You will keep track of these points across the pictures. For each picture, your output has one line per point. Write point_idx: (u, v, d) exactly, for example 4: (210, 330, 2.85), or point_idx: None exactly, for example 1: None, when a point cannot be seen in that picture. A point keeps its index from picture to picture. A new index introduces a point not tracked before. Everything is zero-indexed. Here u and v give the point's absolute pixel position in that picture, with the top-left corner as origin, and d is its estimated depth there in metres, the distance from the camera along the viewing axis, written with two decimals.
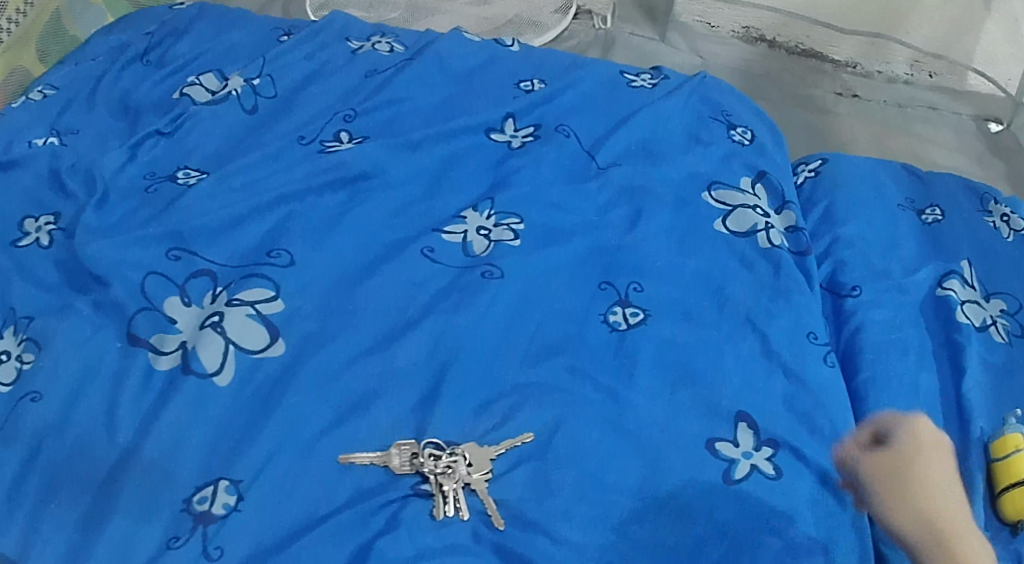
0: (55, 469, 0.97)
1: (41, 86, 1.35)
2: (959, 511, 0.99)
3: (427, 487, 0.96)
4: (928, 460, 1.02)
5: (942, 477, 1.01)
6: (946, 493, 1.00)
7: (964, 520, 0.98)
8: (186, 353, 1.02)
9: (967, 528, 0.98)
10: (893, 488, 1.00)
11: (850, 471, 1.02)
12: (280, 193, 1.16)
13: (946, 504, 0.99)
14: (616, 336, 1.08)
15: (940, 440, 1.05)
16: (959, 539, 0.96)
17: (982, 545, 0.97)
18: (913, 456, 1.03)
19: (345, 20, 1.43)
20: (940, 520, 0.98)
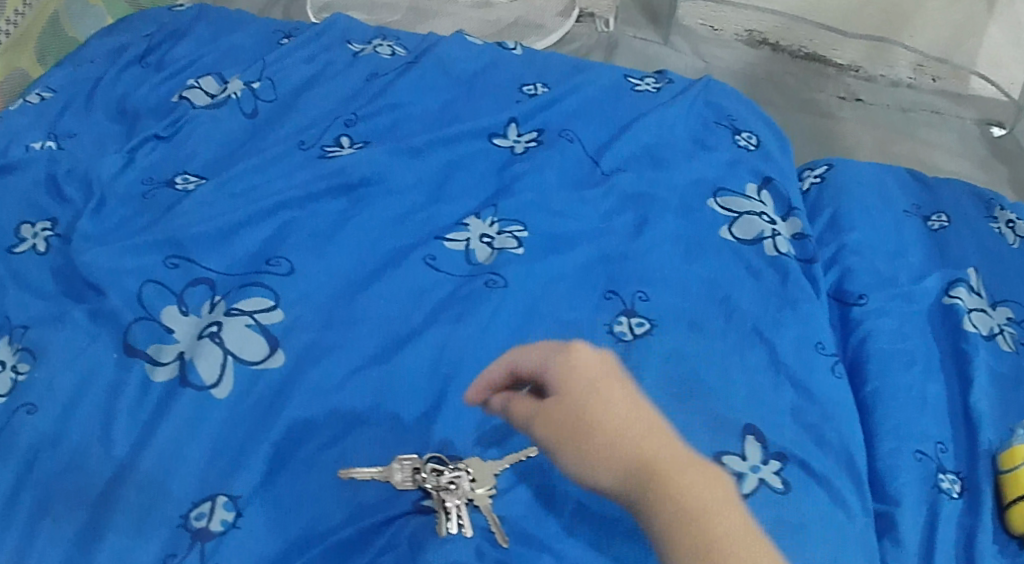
0: (50, 483, 0.94)
1: (38, 88, 1.32)
2: (660, 448, 0.87)
3: (429, 503, 0.93)
4: (601, 400, 0.91)
5: (647, 420, 0.90)
6: (631, 433, 0.88)
7: (672, 464, 0.86)
8: (184, 364, 1.00)
9: (676, 469, 0.86)
10: (581, 426, 0.90)
11: (558, 407, 0.92)
12: (279, 199, 1.14)
13: (642, 434, 0.88)
14: (622, 347, 1.06)
15: (593, 376, 0.93)
16: (677, 471, 0.85)
17: (702, 489, 0.84)
18: (585, 391, 0.92)
19: (346, 23, 1.41)
20: (637, 453, 0.87)
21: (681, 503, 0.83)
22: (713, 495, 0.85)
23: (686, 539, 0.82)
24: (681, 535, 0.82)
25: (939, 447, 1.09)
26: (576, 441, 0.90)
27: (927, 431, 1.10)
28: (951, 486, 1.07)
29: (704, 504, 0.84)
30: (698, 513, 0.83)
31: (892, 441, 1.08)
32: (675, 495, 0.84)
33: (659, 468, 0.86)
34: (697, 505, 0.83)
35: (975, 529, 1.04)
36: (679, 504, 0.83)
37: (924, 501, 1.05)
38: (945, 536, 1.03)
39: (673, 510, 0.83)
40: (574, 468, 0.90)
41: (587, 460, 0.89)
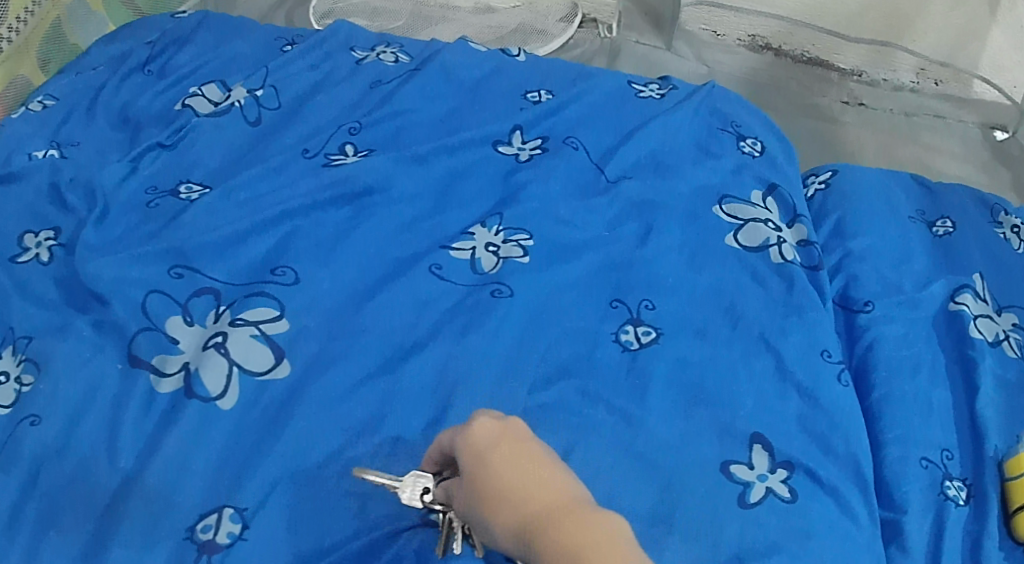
0: (54, 495, 0.94)
1: (41, 96, 1.32)
2: (541, 515, 0.78)
3: (435, 516, 0.92)
4: (489, 470, 0.81)
5: (531, 480, 0.80)
6: (518, 501, 0.79)
7: (549, 531, 0.77)
8: (189, 375, 0.99)
9: (558, 537, 0.76)
10: (476, 506, 0.82)
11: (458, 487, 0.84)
12: (284, 208, 1.14)
13: (524, 496, 0.79)
14: (628, 355, 1.06)
15: (472, 443, 0.83)
16: (553, 527, 0.77)
17: (580, 557, 0.75)
18: (468, 470, 0.83)
19: (349, 31, 1.41)
20: (527, 514, 0.79)
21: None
22: (599, 554, 0.75)
23: None
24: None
25: (945, 454, 1.09)
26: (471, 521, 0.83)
27: (932, 438, 1.09)
28: (958, 493, 1.06)
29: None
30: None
31: (898, 449, 1.08)
32: (565, 552, 0.75)
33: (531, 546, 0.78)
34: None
35: (982, 536, 1.04)
36: (568, 555, 0.75)
37: (932, 508, 1.05)
38: (952, 543, 1.03)
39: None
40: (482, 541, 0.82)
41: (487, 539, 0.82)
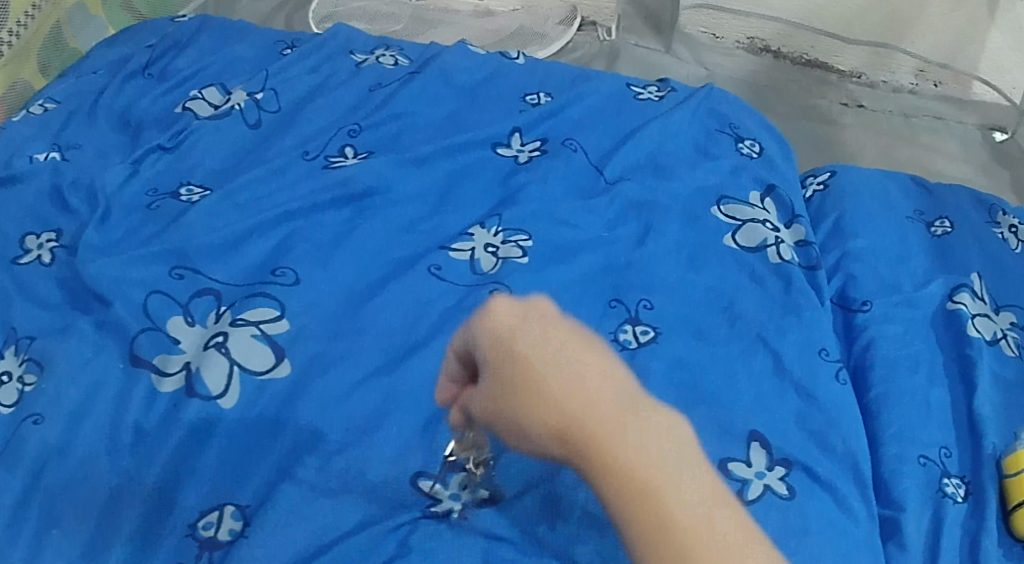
0: (58, 494, 0.94)
1: (42, 99, 1.33)
2: (603, 418, 0.78)
3: (438, 509, 0.94)
4: (531, 369, 0.79)
5: (584, 382, 0.79)
6: (574, 402, 0.79)
7: (615, 443, 0.78)
8: (190, 374, 1.00)
9: (626, 447, 0.77)
10: (516, 408, 0.80)
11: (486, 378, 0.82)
12: (285, 210, 1.15)
13: (573, 396, 0.79)
14: (627, 354, 1.06)
15: (506, 339, 0.80)
16: (609, 438, 0.78)
17: (654, 469, 0.77)
18: (504, 370, 0.80)
19: (348, 34, 1.42)
20: (574, 415, 0.79)
21: (632, 492, 0.77)
22: (657, 473, 0.77)
23: (628, 504, 0.77)
24: (630, 506, 0.77)
25: (944, 452, 1.09)
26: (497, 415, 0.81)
27: (930, 435, 1.10)
28: (955, 490, 1.07)
29: (662, 485, 0.77)
30: (647, 497, 0.77)
31: (896, 446, 1.08)
32: (621, 469, 0.77)
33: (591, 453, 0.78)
34: (647, 486, 0.77)
35: (979, 532, 1.04)
36: (626, 473, 0.77)
37: (929, 505, 1.05)
38: (950, 540, 1.03)
39: (629, 506, 0.77)
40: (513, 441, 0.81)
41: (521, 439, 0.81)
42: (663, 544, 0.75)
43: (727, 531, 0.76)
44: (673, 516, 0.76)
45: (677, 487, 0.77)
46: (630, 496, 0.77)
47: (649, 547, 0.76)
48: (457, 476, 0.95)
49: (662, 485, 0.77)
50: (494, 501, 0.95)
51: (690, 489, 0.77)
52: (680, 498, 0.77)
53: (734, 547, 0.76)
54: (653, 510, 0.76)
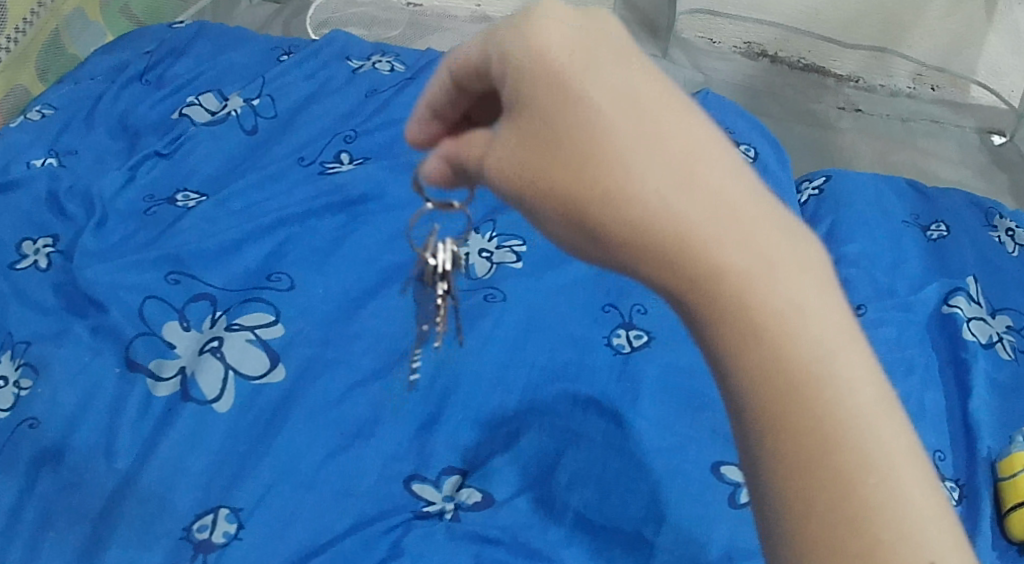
0: (54, 497, 0.94)
1: (40, 105, 1.34)
2: (683, 203, 0.61)
3: (431, 508, 0.94)
4: (592, 118, 0.64)
5: (663, 137, 0.63)
6: (647, 171, 0.62)
7: (701, 224, 0.61)
8: (186, 379, 1.01)
9: (718, 229, 0.61)
10: (579, 179, 0.64)
11: (525, 139, 0.66)
12: (280, 215, 1.17)
13: (667, 186, 0.62)
14: (620, 358, 1.05)
15: (562, 80, 0.64)
16: (714, 249, 0.61)
17: (760, 271, 0.60)
18: (555, 122, 0.65)
19: (344, 40, 1.48)
20: (669, 214, 0.62)
21: (727, 296, 0.60)
22: (777, 305, 0.60)
23: (731, 337, 0.61)
24: (734, 336, 0.61)
25: (939, 455, 1.09)
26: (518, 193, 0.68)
27: (926, 439, 1.09)
28: (951, 492, 1.06)
29: (769, 291, 0.60)
30: (751, 304, 0.60)
31: None
32: (725, 290, 0.61)
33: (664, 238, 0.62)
34: (753, 288, 0.60)
35: (975, 534, 1.03)
36: (732, 294, 0.61)
37: None
38: None
39: (720, 316, 0.61)
40: (542, 221, 0.67)
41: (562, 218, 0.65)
42: (770, 389, 0.59)
43: (857, 371, 0.59)
44: (791, 333, 0.60)
45: (791, 293, 0.60)
46: (718, 299, 0.61)
47: (751, 382, 0.60)
48: (451, 478, 0.96)
49: (768, 290, 0.60)
50: (487, 504, 0.95)
51: (810, 296, 0.60)
52: (797, 315, 0.60)
53: (866, 389, 0.59)
54: (756, 323, 0.60)
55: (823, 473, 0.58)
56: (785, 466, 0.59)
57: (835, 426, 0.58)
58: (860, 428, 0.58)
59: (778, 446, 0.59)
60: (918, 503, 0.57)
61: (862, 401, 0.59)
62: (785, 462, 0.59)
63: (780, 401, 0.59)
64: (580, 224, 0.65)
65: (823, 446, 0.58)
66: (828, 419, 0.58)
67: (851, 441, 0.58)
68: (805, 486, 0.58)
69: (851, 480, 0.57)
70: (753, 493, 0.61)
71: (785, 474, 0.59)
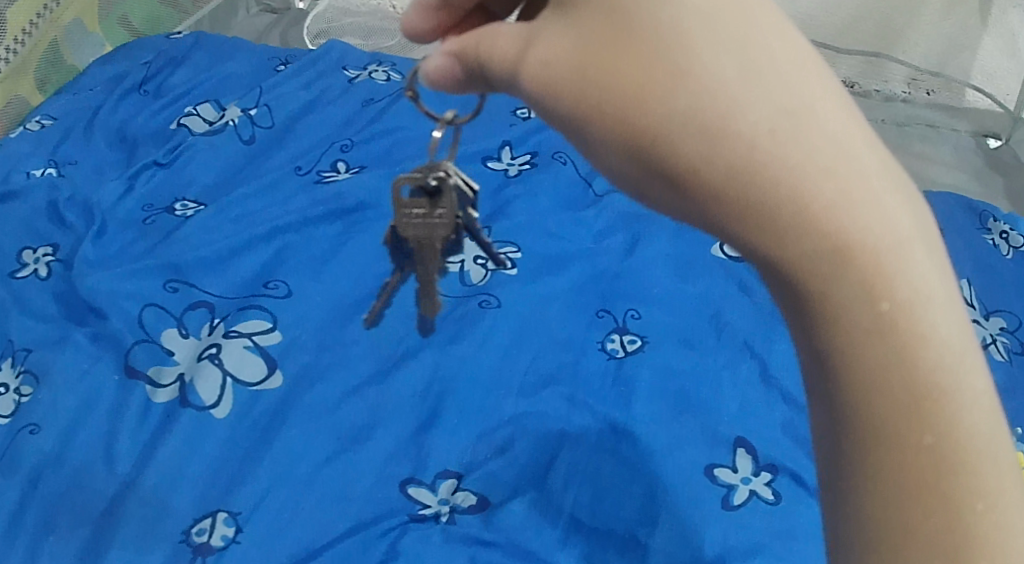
0: (54, 501, 0.96)
1: (39, 117, 1.37)
2: (808, 159, 0.57)
3: (426, 512, 0.95)
4: (709, 59, 0.60)
5: (791, 85, 0.59)
6: (769, 117, 0.58)
7: (822, 182, 0.57)
8: (185, 386, 1.03)
9: (848, 195, 0.57)
10: (681, 130, 0.60)
11: (624, 70, 0.63)
12: (278, 224, 1.19)
13: (784, 144, 0.58)
14: (614, 363, 1.07)
15: (676, 19, 0.62)
16: (833, 218, 0.57)
17: (890, 248, 0.56)
18: (661, 59, 0.62)
19: (342, 49, 1.51)
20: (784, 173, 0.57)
21: (852, 271, 0.56)
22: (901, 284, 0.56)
23: (851, 313, 0.57)
24: (852, 312, 0.57)
25: None
26: (597, 129, 0.65)
27: None
28: None
29: (899, 274, 0.56)
30: (878, 285, 0.56)
31: None
32: (843, 261, 0.56)
33: (783, 194, 0.57)
34: (881, 266, 0.56)
35: None
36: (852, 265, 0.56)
37: None
38: None
39: (837, 291, 0.57)
40: (615, 160, 0.65)
41: (647, 161, 0.62)
42: (891, 389, 0.56)
43: (981, 384, 0.56)
44: (919, 328, 0.56)
45: (921, 280, 0.56)
46: (840, 274, 0.56)
47: (867, 376, 0.56)
48: (447, 482, 0.97)
49: (897, 272, 0.56)
50: (481, 507, 0.95)
51: (936, 282, 0.57)
52: (927, 307, 0.56)
53: (986, 404, 0.56)
54: (881, 308, 0.56)
55: (929, 486, 0.56)
56: (891, 470, 0.56)
57: (951, 440, 0.56)
58: (976, 447, 0.56)
59: (887, 452, 0.56)
60: (1019, 531, 0.56)
61: (981, 415, 0.56)
62: (891, 469, 0.56)
63: (901, 404, 0.56)
64: (670, 173, 0.61)
65: (934, 458, 0.56)
66: (944, 430, 0.56)
67: (965, 458, 0.56)
68: (908, 497, 0.56)
69: (956, 500, 0.55)
70: (842, 480, 0.58)
71: (890, 483, 0.56)
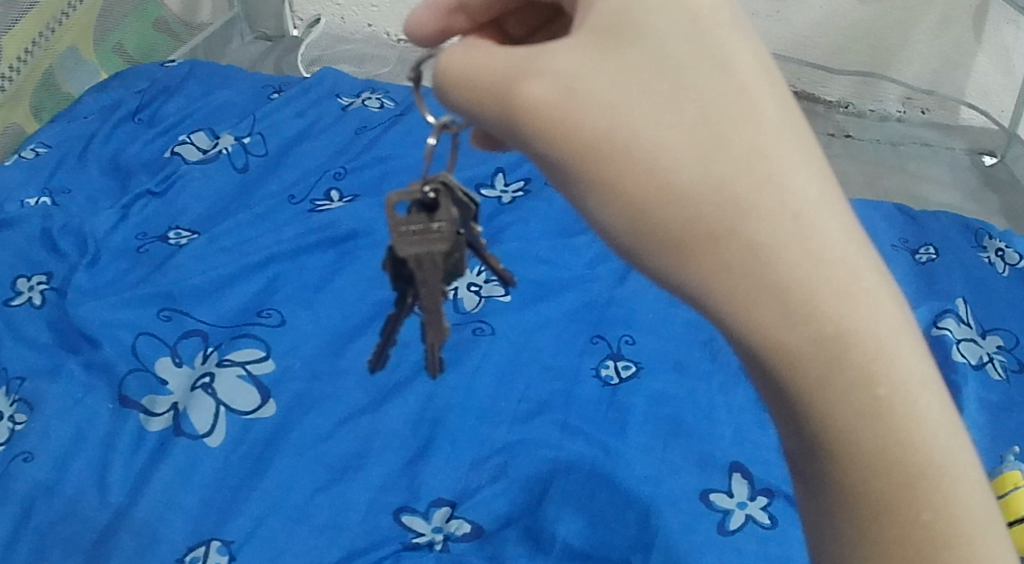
0: (46, 530, 0.95)
1: (34, 145, 1.39)
2: (832, 251, 0.57)
3: (420, 540, 0.94)
4: (751, 128, 0.58)
5: (806, 168, 0.58)
6: (795, 194, 0.58)
7: (840, 279, 0.57)
8: (179, 415, 1.03)
9: (859, 286, 0.58)
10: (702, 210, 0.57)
11: (657, 128, 0.59)
12: (271, 252, 1.20)
13: (806, 242, 0.57)
14: (608, 390, 1.06)
15: (725, 79, 0.60)
16: (852, 320, 0.57)
17: (889, 338, 0.58)
18: (703, 108, 0.59)
19: (335, 78, 1.53)
20: (806, 269, 0.57)
21: (856, 358, 0.57)
22: (914, 401, 0.58)
23: (869, 418, 0.58)
24: (864, 416, 0.58)
25: None
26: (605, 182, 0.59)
27: None
28: None
29: (898, 362, 0.58)
30: (871, 371, 0.58)
31: None
32: (862, 367, 0.58)
33: (811, 284, 0.57)
34: (879, 352, 0.58)
35: None
36: (869, 372, 0.58)
37: None
38: None
39: (841, 378, 0.58)
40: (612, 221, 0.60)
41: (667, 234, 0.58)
42: (907, 502, 0.59)
43: (963, 456, 0.60)
44: (910, 413, 0.58)
45: (908, 365, 0.58)
46: (846, 364, 0.57)
47: (862, 458, 0.59)
48: (440, 510, 0.96)
49: (892, 358, 0.58)
50: (475, 535, 0.94)
51: (937, 401, 0.59)
52: (917, 394, 0.58)
53: (970, 476, 0.60)
54: (879, 394, 0.58)
55: (917, 544, 0.60)
56: None
57: (940, 514, 0.59)
58: (963, 518, 0.59)
59: (882, 524, 0.60)
60: None
61: (966, 491, 0.60)
62: (887, 537, 0.60)
63: (896, 483, 0.59)
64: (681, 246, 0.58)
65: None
66: (930, 493, 0.59)
67: (954, 528, 0.59)
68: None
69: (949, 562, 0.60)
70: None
71: (889, 550, 0.60)
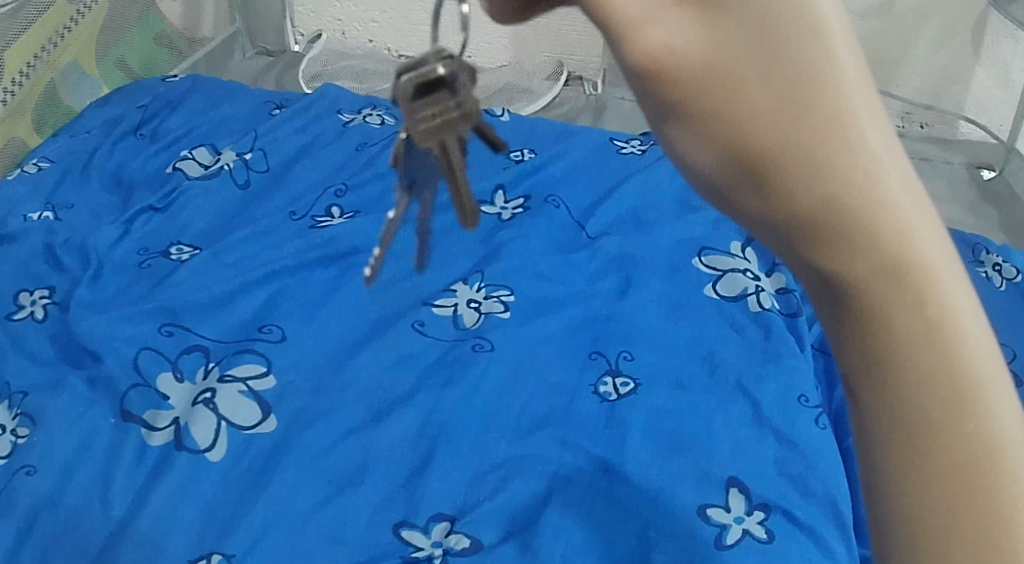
0: (47, 544, 0.96)
1: (36, 159, 1.40)
2: (888, 174, 0.49)
3: (419, 555, 0.94)
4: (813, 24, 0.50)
5: (870, 75, 0.50)
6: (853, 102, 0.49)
7: (897, 208, 0.49)
8: (179, 429, 1.04)
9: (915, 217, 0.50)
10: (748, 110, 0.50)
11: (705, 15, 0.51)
12: (273, 269, 1.21)
13: (860, 156, 0.49)
14: (607, 406, 1.07)
15: None
16: (904, 244, 0.50)
17: (945, 277, 0.50)
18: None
19: (337, 95, 1.54)
20: (855, 184, 0.49)
21: (907, 289, 0.50)
22: (969, 348, 0.50)
23: (917, 359, 0.50)
24: (915, 362, 0.50)
25: None
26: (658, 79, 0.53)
27: None
28: None
29: (953, 305, 0.50)
30: (928, 312, 0.50)
31: None
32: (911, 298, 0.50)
33: (864, 201, 0.49)
34: (932, 287, 0.50)
35: None
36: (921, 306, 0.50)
37: None
38: None
39: (895, 307, 0.50)
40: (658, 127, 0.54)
41: (742, 157, 0.51)
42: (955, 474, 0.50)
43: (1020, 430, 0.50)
44: (966, 361, 0.50)
45: (966, 310, 0.50)
46: (895, 294, 0.50)
47: (908, 413, 0.50)
48: (440, 525, 0.96)
49: (944, 295, 0.50)
50: (474, 550, 0.95)
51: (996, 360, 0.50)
52: (973, 347, 0.50)
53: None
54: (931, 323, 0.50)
55: (960, 525, 0.50)
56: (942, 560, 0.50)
57: (989, 490, 0.50)
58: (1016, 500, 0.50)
59: (928, 497, 0.50)
60: None
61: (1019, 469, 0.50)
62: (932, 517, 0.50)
63: (944, 445, 0.50)
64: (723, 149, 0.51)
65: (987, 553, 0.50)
66: (996, 481, 0.50)
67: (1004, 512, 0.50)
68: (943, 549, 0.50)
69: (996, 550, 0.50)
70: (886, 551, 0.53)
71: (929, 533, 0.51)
